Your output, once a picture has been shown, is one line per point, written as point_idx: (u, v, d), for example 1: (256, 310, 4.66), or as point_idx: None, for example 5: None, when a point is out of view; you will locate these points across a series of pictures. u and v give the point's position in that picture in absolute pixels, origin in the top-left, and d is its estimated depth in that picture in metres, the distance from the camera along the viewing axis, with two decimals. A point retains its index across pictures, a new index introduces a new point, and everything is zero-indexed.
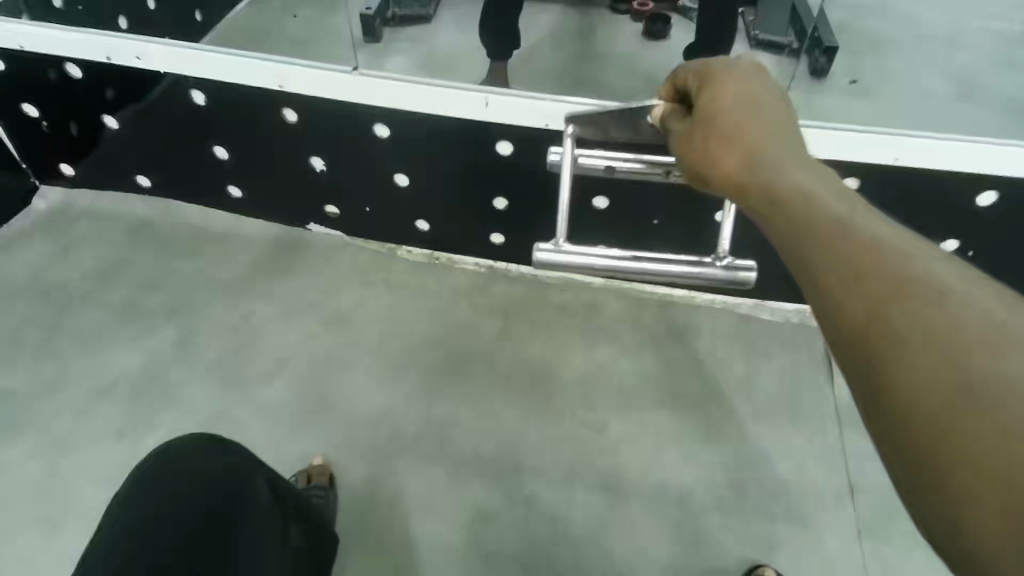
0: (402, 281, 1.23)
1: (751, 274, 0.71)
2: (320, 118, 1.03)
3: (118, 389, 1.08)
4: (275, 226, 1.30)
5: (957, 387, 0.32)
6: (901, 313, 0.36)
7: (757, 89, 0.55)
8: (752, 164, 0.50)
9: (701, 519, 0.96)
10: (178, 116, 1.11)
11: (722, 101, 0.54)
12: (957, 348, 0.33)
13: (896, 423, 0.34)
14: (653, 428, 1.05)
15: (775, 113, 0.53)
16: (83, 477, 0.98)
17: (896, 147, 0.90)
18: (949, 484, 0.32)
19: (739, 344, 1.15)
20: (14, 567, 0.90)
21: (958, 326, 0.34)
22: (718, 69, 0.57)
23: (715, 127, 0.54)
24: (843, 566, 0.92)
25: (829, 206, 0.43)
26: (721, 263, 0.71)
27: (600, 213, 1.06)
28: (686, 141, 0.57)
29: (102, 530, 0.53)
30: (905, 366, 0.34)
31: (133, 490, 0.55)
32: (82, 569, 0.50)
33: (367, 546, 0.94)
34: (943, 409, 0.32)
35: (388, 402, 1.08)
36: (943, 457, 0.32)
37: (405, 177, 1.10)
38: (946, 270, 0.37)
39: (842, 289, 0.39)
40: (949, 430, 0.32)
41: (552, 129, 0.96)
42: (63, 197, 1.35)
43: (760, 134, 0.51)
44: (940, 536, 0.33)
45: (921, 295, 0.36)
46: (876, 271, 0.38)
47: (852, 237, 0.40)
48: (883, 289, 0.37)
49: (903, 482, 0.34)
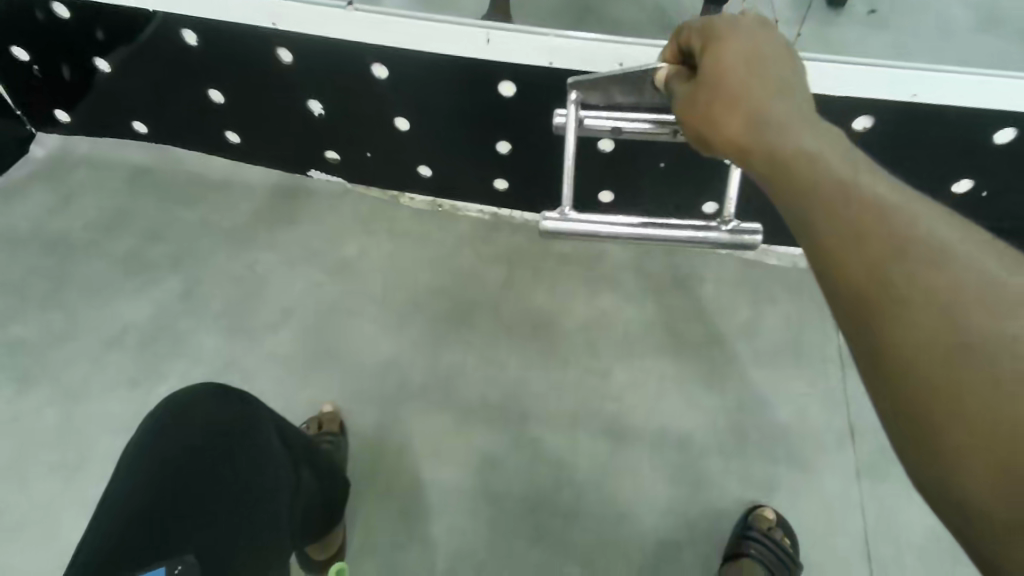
0: (406, 229, 1.22)
1: (757, 238, 0.69)
2: (315, 56, 0.98)
3: (127, 338, 1.10)
4: (273, 173, 1.28)
5: (953, 347, 0.32)
6: (903, 274, 0.35)
7: (762, 45, 0.51)
8: (755, 126, 0.47)
9: (701, 464, 0.98)
10: (170, 57, 1.06)
11: (725, 59, 0.50)
12: (954, 309, 0.33)
13: (890, 382, 0.34)
14: (656, 372, 1.06)
15: (780, 71, 0.50)
16: (97, 424, 1.02)
17: (912, 82, 0.85)
18: (942, 444, 0.31)
19: (743, 291, 1.13)
20: (42, 509, 0.94)
21: (957, 286, 0.34)
22: (722, 25, 0.53)
23: (717, 88, 0.50)
24: (839, 506, 0.95)
25: (832, 166, 0.42)
26: (726, 227, 0.69)
27: (604, 156, 1.02)
28: (689, 105, 0.54)
29: (119, 474, 0.54)
30: (906, 327, 0.34)
31: (147, 438, 0.56)
32: (98, 521, 0.51)
33: (377, 491, 0.97)
34: (938, 368, 0.32)
35: (394, 349, 1.09)
36: (937, 415, 0.32)
37: (405, 120, 1.07)
38: (947, 230, 0.37)
39: (839, 249, 0.38)
40: (943, 389, 0.32)
41: (556, 68, 0.90)
42: (60, 144, 1.32)
43: (764, 94, 0.49)
44: (926, 491, 0.33)
45: (924, 258, 0.35)
46: (877, 232, 0.37)
47: (854, 198, 0.39)
48: (887, 253, 0.36)
49: (893, 437, 0.34)
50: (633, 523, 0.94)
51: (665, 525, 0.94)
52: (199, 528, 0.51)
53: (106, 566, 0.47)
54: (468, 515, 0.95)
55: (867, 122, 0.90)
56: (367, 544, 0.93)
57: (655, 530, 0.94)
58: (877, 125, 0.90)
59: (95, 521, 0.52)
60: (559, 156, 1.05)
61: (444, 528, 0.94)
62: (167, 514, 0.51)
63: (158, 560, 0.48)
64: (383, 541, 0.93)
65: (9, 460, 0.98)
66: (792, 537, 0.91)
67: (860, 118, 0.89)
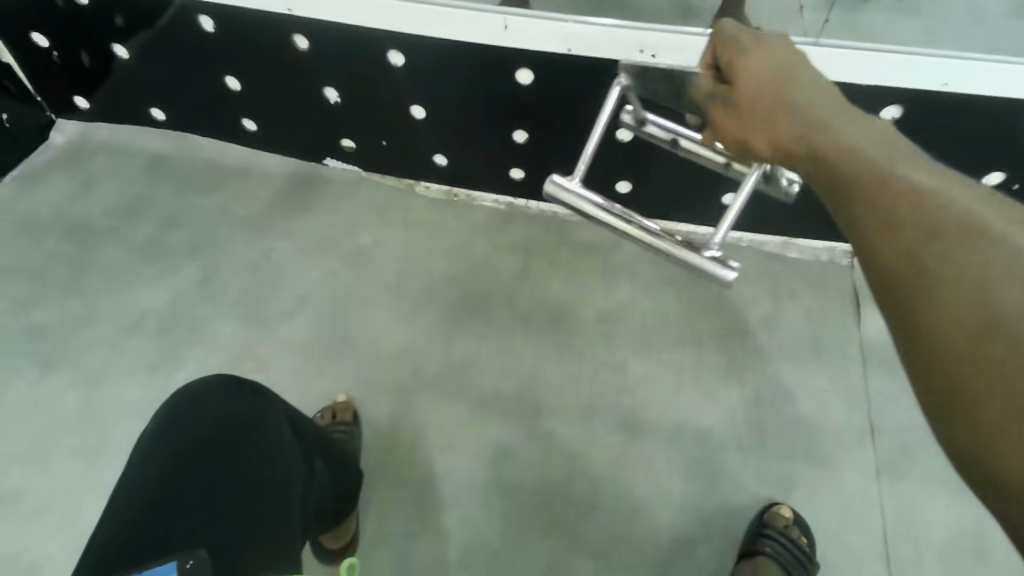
0: (421, 218, 1.21)
1: (730, 273, 0.68)
2: (329, 42, 0.97)
3: (145, 324, 1.11)
4: (290, 160, 1.28)
5: (988, 320, 0.34)
6: (938, 254, 0.38)
7: (788, 55, 0.55)
8: (795, 130, 0.51)
9: (717, 459, 0.97)
10: (188, 44, 1.06)
11: (753, 71, 0.54)
12: (990, 282, 0.35)
13: (929, 355, 0.36)
14: (672, 366, 1.05)
15: (810, 78, 0.54)
16: (116, 408, 1.03)
17: (943, 71, 0.81)
18: (982, 417, 0.33)
19: (763, 284, 1.11)
20: (64, 492, 0.96)
21: (988, 259, 0.36)
22: (748, 40, 0.56)
23: (752, 99, 0.54)
24: (858, 505, 0.93)
25: (870, 159, 0.46)
26: (707, 251, 0.69)
27: (624, 145, 0.99)
28: (728, 121, 0.58)
29: (133, 465, 0.55)
30: (942, 302, 0.37)
31: (157, 434, 0.56)
32: (108, 516, 0.51)
33: (391, 480, 0.97)
34: (974, 341, 0.34)
35: (408, 339, 1.09)
36: (976, 387, 0.34)
37: (422, 109, 1.05)
38: (988, 211, 0.39)
39: (877, 236, 0.42)
40: (979, 360, 0.34)
41: (574, 55, 0.89)
42: (80, 130, 1.33)
43: (801, 96, 0.52)
44: (961, 463, 0.35)
45: (957, 236, 0.38)
46: (914, 215, 0.40)
47: (892, 186, 0.43)
48: (922, 234, 0.39)
49: (936, 416, 0.36)
50: (648, 518, 0.93)
51: (680, 521, 0.93)
52: (209, 523, 0.50)
53: (111, 566, 0.47)
54: (482, 507, 0.95)
55: (895, 111, 0.87)
56: (380, 533, 0.93)
57: (670, 526, 0.93)
58: (906, 115, 0.87)
59: (107, 515, 0.52)
60: (577, 145, 1.03)
61: (457, 519, 0.94)
62: (175, 508, 0.50)
63: (167, 553, 0.48)
64: (397, 530, 0.93)
65: (31, 442, 1.00)
66: (809, 536, 0.89)
67: (888, 108, 0.86)
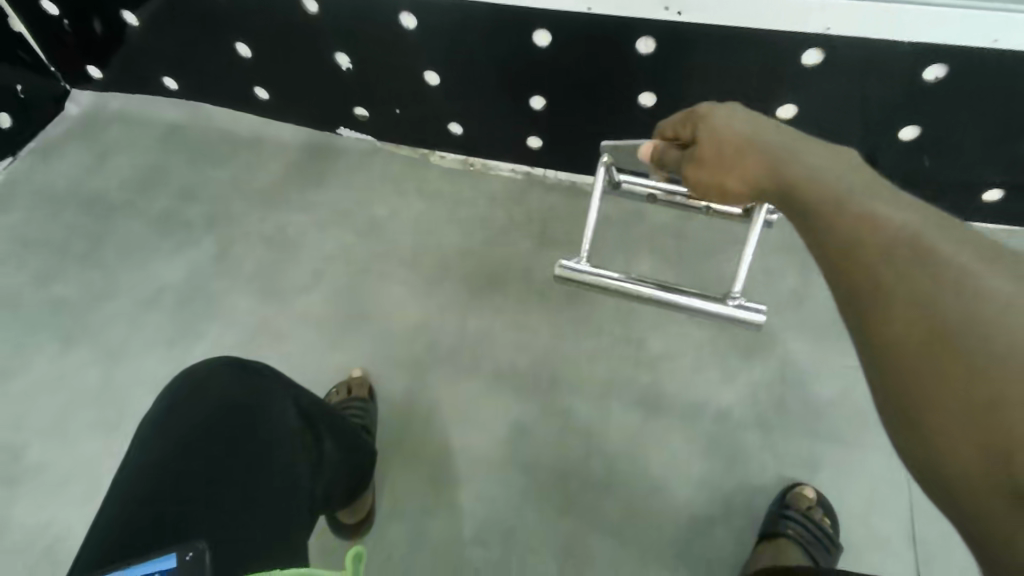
0: (436, 188, 1.18)
1: (760, 315, 0.80)
2: (339, 4, 0.93)
3: (163, 298, 1.11)
4: (303, 130, 1.25)
5: (942, 331, 0.37)
6: (896, 272, 0.40)
7: (743, 118, 0.57)
8: (762, 161, 0.52)
9: (738, 438, 0.95)
10: (197, 9, 1.03)
11: (719, 132, 0.57)
12: (939, 292, 0.38)
13: (891, 373, 0.38)
14: (694, 341, 1.02)
15: (767, 131, 0.55)
16: (136, 381, 1.04)
17: (1003, 25, 0.73)
18: (938, 435, 0.36)
19: (791, 257, 1.06)
20: (88, 462, 0.98)
21: (937, 272, 0.39)
22: (705, 110, 0.59)
23: (720, 153, 0.56)
24: (885, 487, 0.90)
25: (830, 184, 0.47)
26: (731, 302, 0.81)
27: (647, 111, 0.95)
28: (694, 171, 0.59)
29: (132, 451, 0.54)
30: (897, 313, 0.39)
31: (160, 420, 0.55)
32: (109, 501, 0.51)
33: (404, 455, 0.97)
34: (932, 358, 0.37)
35: (423, 313, 1.07)
36: (931, 404, 0.36)
37: (436, 75, 1.01)
38: (940, 233, 0.41)
39: (842, 257, 0.43)
40: (941, 376, 0.36)
41: (595, 14, 0.84)
42: (95, 101, 1.31)
43: (763, 140, 0.54)
44: (922, 476, 0.37)
45: (910, 256, 0.40)
46: (875, 239, 0.42)
47: (852, 211, 0.44)
48: (878, 251, 0.41)
49: (897, 433, 0.38)
50: (666, 496, 0.92)
51: (700, 500, 0.91)
52: (210, 514, 0.50)
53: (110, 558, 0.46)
54: (499, 484, 0.94)
55: (940, 71, 0.80)
56: (396, 509, 0.93)
57: (689, 505, 0.91)
58: (952, 74, 0.80)
59: (107, 501, 0.51)
60: (597, 112, 0.99)
61: (472, 495, 0.94)
62: (176, 497, 0.50)
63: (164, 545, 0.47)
64: (411, 507, 0.93)
65: (55, 414, 1.02)
66: (832, 518, 0.87)
67: (932, 67, 0.80)
